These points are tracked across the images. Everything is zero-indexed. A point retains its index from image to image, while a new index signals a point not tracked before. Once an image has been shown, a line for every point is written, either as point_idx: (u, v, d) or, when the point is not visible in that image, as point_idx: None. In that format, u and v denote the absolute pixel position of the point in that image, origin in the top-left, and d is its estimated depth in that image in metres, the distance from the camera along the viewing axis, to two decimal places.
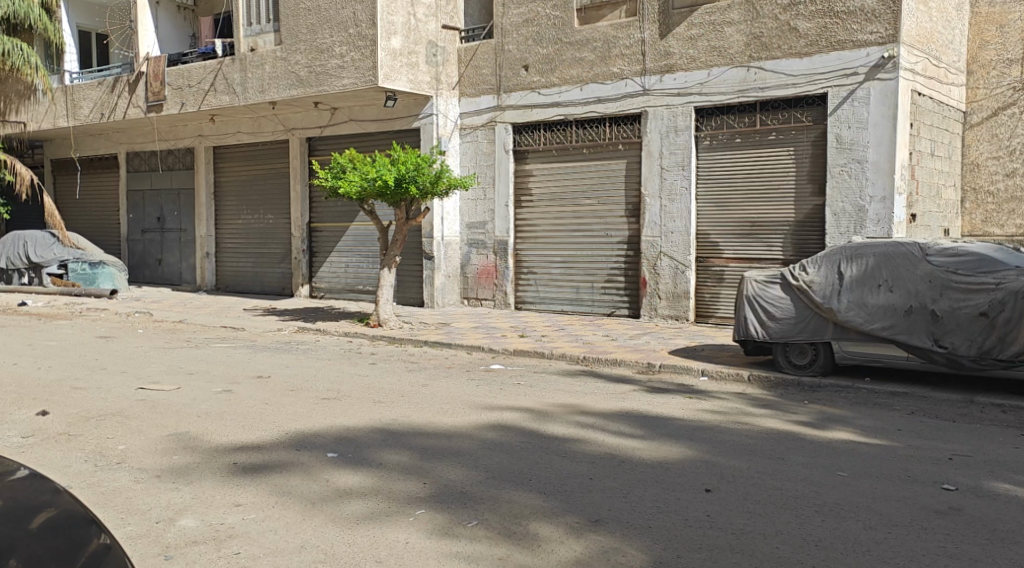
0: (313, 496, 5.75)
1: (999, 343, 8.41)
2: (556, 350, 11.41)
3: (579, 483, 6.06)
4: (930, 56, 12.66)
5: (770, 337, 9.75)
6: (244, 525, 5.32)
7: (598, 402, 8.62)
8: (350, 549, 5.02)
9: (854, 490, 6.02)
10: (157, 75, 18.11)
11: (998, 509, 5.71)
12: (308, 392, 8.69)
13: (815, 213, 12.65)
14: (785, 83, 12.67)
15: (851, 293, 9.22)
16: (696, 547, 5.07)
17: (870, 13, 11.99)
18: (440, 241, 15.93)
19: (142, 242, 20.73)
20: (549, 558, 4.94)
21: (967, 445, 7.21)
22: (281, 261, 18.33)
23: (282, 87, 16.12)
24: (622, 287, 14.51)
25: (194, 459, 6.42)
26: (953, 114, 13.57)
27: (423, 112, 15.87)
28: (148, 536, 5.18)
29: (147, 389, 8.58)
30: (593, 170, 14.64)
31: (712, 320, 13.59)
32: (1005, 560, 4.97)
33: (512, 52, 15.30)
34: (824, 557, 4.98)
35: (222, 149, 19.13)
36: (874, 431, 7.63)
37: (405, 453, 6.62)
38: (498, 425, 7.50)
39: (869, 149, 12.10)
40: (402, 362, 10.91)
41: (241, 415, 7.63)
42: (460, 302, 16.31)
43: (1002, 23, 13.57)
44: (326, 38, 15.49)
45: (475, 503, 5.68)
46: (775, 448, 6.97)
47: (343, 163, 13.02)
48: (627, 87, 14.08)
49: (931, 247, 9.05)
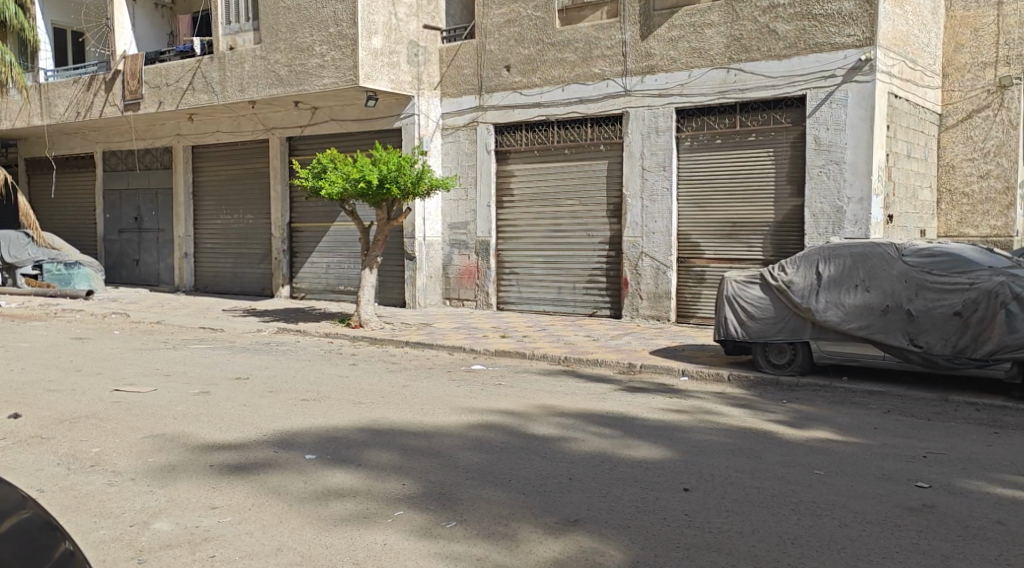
0: (294, 497, 5.75)
1: (973, 342, 8.46)
2: (536, 350, 11.44)
3: (558, 482, 6.07)
4: (905, 58, 12.74)
5: (748, 337, 9.80)
6: (219, 528, 5.30)
7: (578, 402, 8.64)
8: (327, 551, 5.01)
9: (831, 489, 6.05)
10: (133, 74, 17.99)
11: (971, 506, 5.75)
12: (288, 393, 8.68)
13: (795, 214, 12.72)
14: (764, 85, 12.76)
15: (828, 293, 9.29)
16: (673, 547, 5.09)
17: (847, 17, 12.09)
18: (422, 242, 15.91)
19: (119, 242, 20.61)
20: (527, 558, 4.94)
21: (941, 443, 7.27)
22: (260, 261, 18.26)
23: (262, 87, 16.08)
24: (603, 287, 14.55)
25: (173, 461, 6.40)
26: (929, 116, 13.66)
27: (405, 113, 15.85)
28: (121, 540, 5.15)
29: (122, 391, 8.55)
30: (575, 170, 14.64)
31: (692, 320, 13.64)
32: (978, 558, 5.00)
33: (493, 52, 15.29)
34: (799, 556, 5.00)
35: (201, 148, 19.03)
36: (851, 430, 7.67)
37: (386, 453, 6.63)
38: (478, 426, 7.50)
39: (846, 150, 12.19)
40: (382, 362, 10.92)
41: (219, 416, 7.61)
42: (442, 302, 16.28)
43: (976, 26, 13.65)
44: (306, 36, 15.43)
45: (454, 503, 5.68)
46: (751, 448, 7.01)
47: (324, 163, 12.93)
48: (608, 87, 14.11)
49: (906, 247, 9.13)
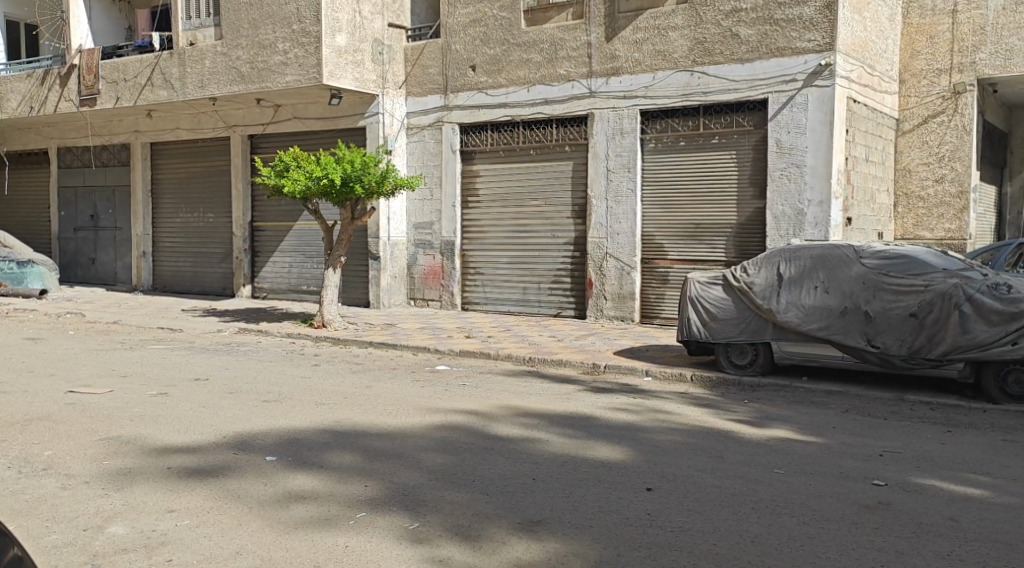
0: (254, 500, 5.70)
1: (928, 343, 8.58)
2: (501, 351, 11.43)
3: (521, 483, 6.07)
4: (864, 64, 12.91)
5: (711, 337, 9.87)
6: (177, 531, 5.24)
7: (541, 402, 8.66)
8: (287, 554, 4.97)
9: (791, 487, 6.10)
10: (90, 68, 17.73)
11: (925, 503, 5.84)
12: (248, 394, 8.59)
13: (757, 215, 12.83)
14: (727, 88, 12.85)
15: (789, 294, 9.38)
16: (635, 546, 5.11)
17: (808, 22, 12.24)
18: (387, 241, 15.81)
19: (74, 241, 20.30)
20: (494, 558, 4.94)
21: (897, 442, 7.37)
22: (221, 261, 18.08)
23: (223, 83, 15.91)
24: (568, 288, 14.58)
25: (129, 464, 6.31)
26: (887, 121, 13.82)
27: (369, 112, 15.74)
28: (75, 544, 5.07)
29: (76, 393, 8.41)
30: (540, 171, 14.65)
31: (656, 321, 13.72)
32: (931, 553, 5.08)
33: (459, 52, 15.27)
34: (759, 554, 5.04)
35: (160, 145, 18.78)
36: (811, 429, 7.75)
37: (349, 454, 6.59)
38: (442, 427, 7.49)
39: (807, 153, 12.31)
40: (346, 363, 10.86)
41: (174, 419, 7.51)
42: (407, 302, 16.22)
43: (932, 34, 13.88)
44: (269, 33, 15.30)
45: (417, 503, 5.66)
46: (711, 447, 7.07)
47: (287, 161, 12.79)
48: (573, 89, 14.14)
49: (865, 249, 9.24)
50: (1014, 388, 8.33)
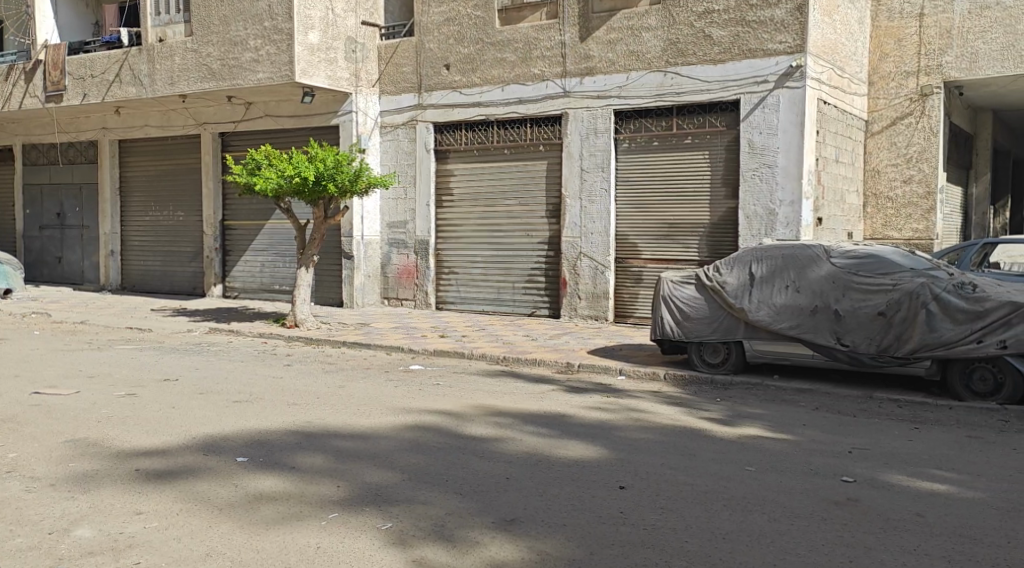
0: (223, 502, 5.63)
1: (896, 341, 8.65)
2: (475, 350, 11.40)
3: (494, 483, 6.05)
4: (834, 66, 13.01)
5: (683, 337, 9.90)
6: (145, 534, 5.17)
7: (515, 401, 8.65)
8: (258, 556, 4.92)
9: (762, 484, 6.14)
10: (56, 64, 17.54)
11: (893, 500, 5.88)
12: (218, 395, 8.50)
13: (729, 216, 12.90)
14: (700, 89, 12.90)
15: (760, 293, 9.43)
16: (608, 544, 5.11)
17: (779, 24, 12.32)
18: (360, 241, 15.74)
19: (40, 239, 20.06)
20: (467, 558, 4.92)
21: (866, 439, 7.43)
22: (191, 260, 17.93)
23: (193, 80, 15.77)
24: (542, 287, 14.58)
25: (93, 466, 6.23)
26: (856, 122, 13.94)
27: (342, 110, 15.66)
28: (39, 548, 5.00)
29: (41, 394, 8.29)
30: (515, 170, 14.64)
31: (630, 320, 13.77)
32: (898, 549, 5.11)
33: (433, 51, 15.23)
34: (731, 551, 5.05)
35: (129, 142, 18.59)
36: (782, 427, 7.80)
37: (319, 456, 6.55)
38: (415, 426, 7.47)
39: (778, 154, 12.39)
40: (318, 363, 10.79)
41: (142, 420, 7.43)
42: (381, 302, 16.15)
43: (899, 37, 14.01)
44: (239, 30, 15.19)
45: (389, 503, 5.64)
46: (683, 445, 7.09)
47: (259, 159, 12.70)
48: (547, 88, 14.14)
49: (834, 249, 9.32)
50: (979, 386, 8.42)
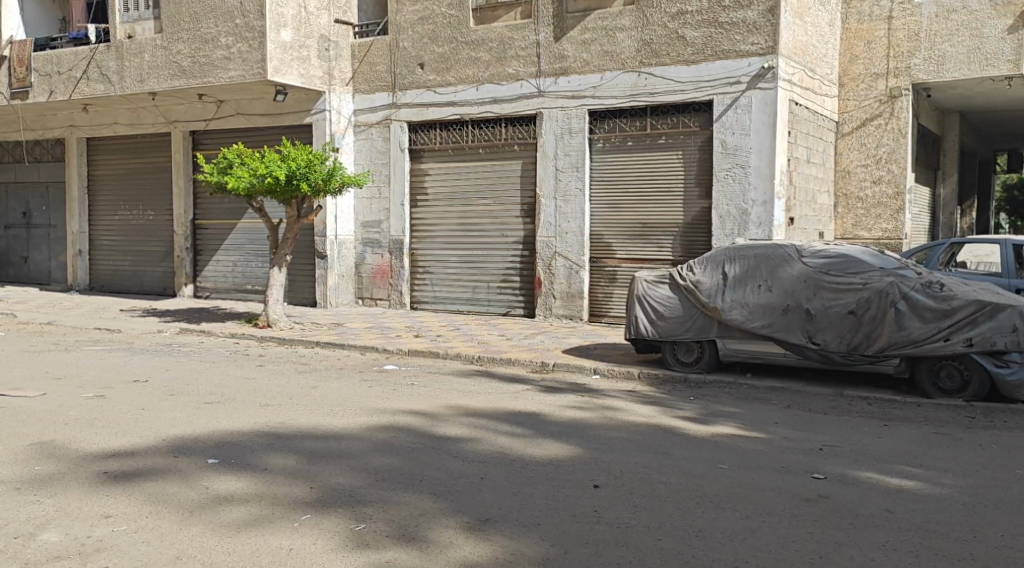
0: (191, 504, 5.57)
1: (865, 340, 8.72)
2: (449, 350, 11.37)
3: (469, 482, 6.03)
4: (805, 68, 13.09)
5: (657, 336, 9.92)
6: (113, 537, 5.11)
7: (489, 401, 8.62)
8: (229, 558, 4.88)
9: (734, 482, 6.15)
10: (21, 61, 17.39)
11: (864, 496, 5.92)
12: (188, 396, 8.41)
13: (702, 215, 12.95)
14: (673, 89, 12.94)
15: (733, 292, 9.46)
16: (582, 543, 5.10)
17: (752, 25, 12.38)
18: (334, 240, 15.65)
19: (6, 239, 19.85)
20: (440, 558, 4.90)
21: (837, 436, 7.48)
22: (162, 260, 17.75)
23: (163, 78, 15.61)
24: (517, 287, 14.57)
25: (59, 469, 6.14)
26: (826, 123, 14.04)
27: (316, 108, 15.58)
28: (4, 553, 4.92)
29: (6, 396, 8.16)
30: (489, 170, 14.62)
31: (605, 320, 13.79)
32: (869, 544, 5.15)
33: (407, 49, 15.16)
34: (703, 548, 5.06)
35: (97, 140, 18.38)
36: (755, 425, 7.82)
37: (291, 456, 6.50)
38: (388, 427, 7.43)
39: (751, 154, 12.44)
40: (290, 363, 10.72)
41: (110, 422, 7.33)
42: (355, 302, 16.06)
43: (869, 39, 14.10)
44: (210, 27, 15.06)
45: (363, 503, 5.61)
46: (657, 444, 7.10)
47: (230, 158, 12.59)
48: (522, 88, 14.12)
49: (806, 249, 9.37)
50: (947, 383, 8.50)
